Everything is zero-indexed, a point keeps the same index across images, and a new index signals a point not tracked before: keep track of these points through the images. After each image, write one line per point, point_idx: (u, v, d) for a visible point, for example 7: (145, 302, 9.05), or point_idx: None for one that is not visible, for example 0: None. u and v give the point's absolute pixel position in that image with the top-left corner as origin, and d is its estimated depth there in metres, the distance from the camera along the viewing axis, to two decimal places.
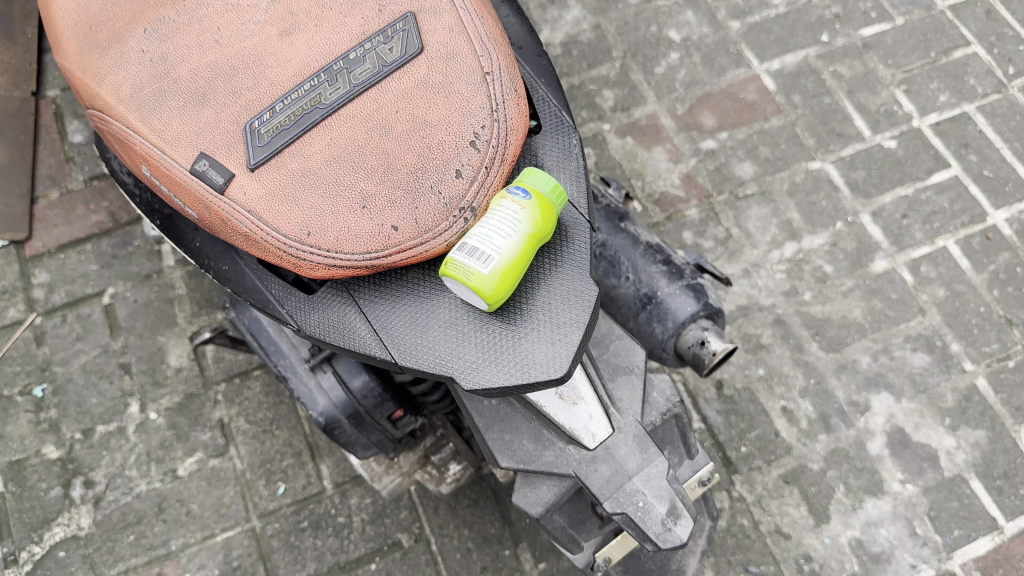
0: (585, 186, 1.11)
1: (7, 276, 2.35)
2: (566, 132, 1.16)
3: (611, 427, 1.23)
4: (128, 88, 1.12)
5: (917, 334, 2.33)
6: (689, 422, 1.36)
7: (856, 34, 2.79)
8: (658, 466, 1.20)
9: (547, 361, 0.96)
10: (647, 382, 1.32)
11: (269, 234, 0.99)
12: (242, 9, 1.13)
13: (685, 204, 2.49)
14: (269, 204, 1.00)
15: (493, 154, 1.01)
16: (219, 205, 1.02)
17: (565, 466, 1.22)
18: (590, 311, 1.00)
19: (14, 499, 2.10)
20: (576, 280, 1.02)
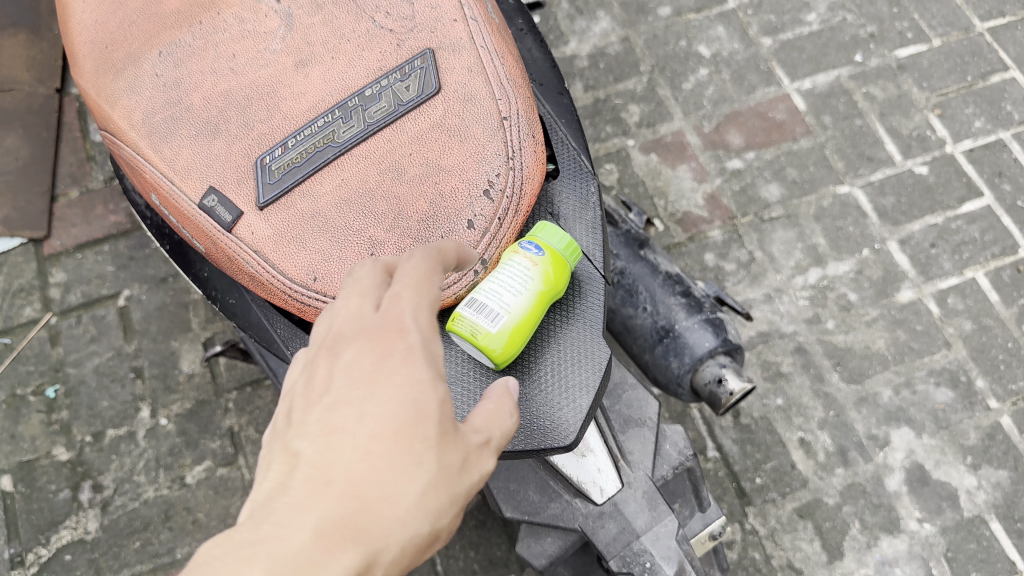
0: (600, 239, 1.12)
1: (24, 273, 2.35)
2: (585, 178, 1.17)
3: (621, 483, 1.28)
4: (140, 113, 1.11)
5: (941, 368, 2.27)
6: (701, 476, 1.42)
7: (891, 55, 2.72)
8: (666, 526, 1.24)
9: (558, 427, 0.99)
10: (660, 434, 1.40)
11: (275, 276, 0.99)
12: (258, 36, 1.12)
13: (708, 224, 2.45)
14: (276, 245, 1.00)
15: (507, 205, 0.99)
16: (226, 242, 1.02)
17: (572, 521, 1.29)
18: (601, 373, 1.03)
19: (22, 500, 2.10)
20: (588, 341, 1.05)
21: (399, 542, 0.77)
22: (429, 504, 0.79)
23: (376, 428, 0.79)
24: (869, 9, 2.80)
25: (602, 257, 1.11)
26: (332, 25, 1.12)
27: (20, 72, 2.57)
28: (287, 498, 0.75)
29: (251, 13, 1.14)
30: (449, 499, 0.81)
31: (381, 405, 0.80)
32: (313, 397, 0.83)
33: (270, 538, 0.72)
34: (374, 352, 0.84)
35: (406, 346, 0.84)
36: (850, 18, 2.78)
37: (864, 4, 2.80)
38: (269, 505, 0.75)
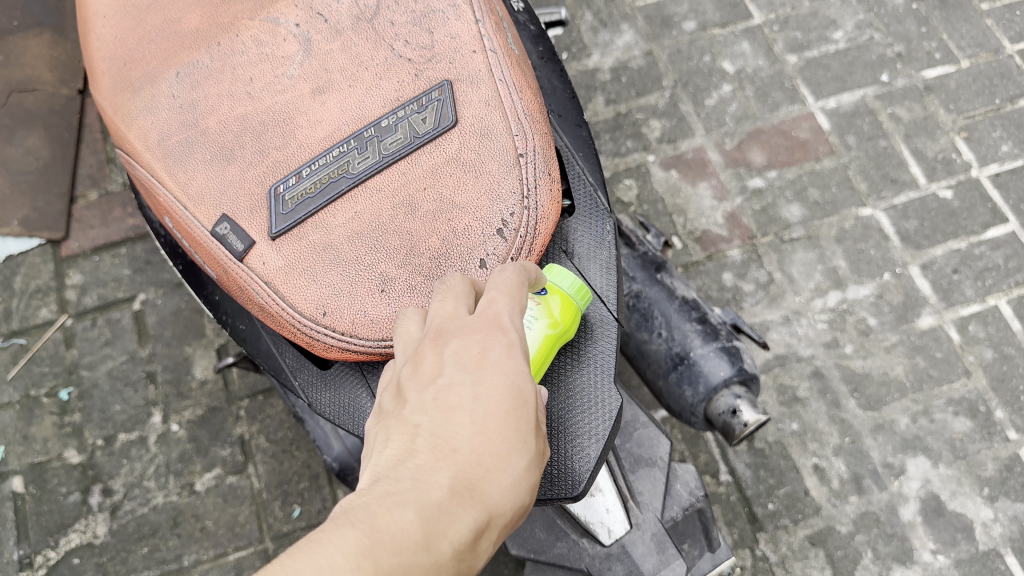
0: (614, 279, 1.11)
1: (42, 274, 2.36)
2: (601, 217, 1.17)
3: (630, 524, 1.26)
4: (155, 135, 1.12)
5: (960, 397, 2.24)
6: (712, 517, 1.42)
7: (918, 75, 2.68)
8: (674, 569, 1.22)
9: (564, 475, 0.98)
10: (672, 474, 1.39)
11: (284, 309, 0.99)
12: (276, 60, 1.11)
13: (727, 243, 2.43)
14: (287, 277, 1.00)
15: (520, 245, 0.98)
16: (237, 271, 1.02)
17: (578, 561, 1.29)
18: (613, 420, 1.02)
19: (33, 502, 2.11)
20: (599, 387, 1.03)
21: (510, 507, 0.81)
22: (533, 475, 0.84)
23: (489, 405, 0.83)
24: (897, 28, 2.76)
25: (615, 298, 1.10)
26: (351, 52, 1.10)
27: (43, 73, 2.58)
28: (415, 463, 0.79)
29: (269, 37, 1.13)
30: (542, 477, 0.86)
31: (483, 390, 0.84)
32: (424, 381, 0.86)
33: (405, 495, 0.75)
34: (477, 341, 0.87)
35: (506, 339, 0.88)
36: (878, 36, 2.75)
37: (892, 23, 2.76)
38: (399, 468, 0.78)
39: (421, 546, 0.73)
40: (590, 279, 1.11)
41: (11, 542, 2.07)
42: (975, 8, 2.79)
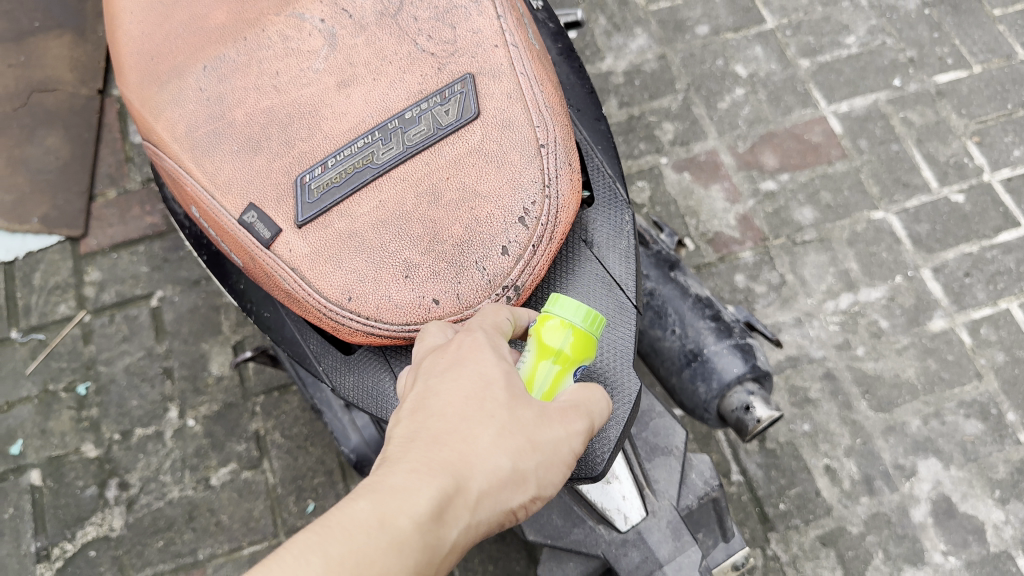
0: (632, 268, 1.14)
1: (60, 271, 2.39)
2: (619, 208, 1.19)
3: (646, 511, 1.29)
4: (183, 127, 1.14)
5: (971, 400, 2.25)
6: (727, 506, 1.42)
7: (930, 80, 2.69)
8: (690, 556, 1.25)
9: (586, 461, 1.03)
10: (687, 464, 1.41)
11: (310, 295, 1.02)
12: (302, 54, 1.14)
13: (740, 245, 2.44)
14: (313, 264, 1.02)
15: (542, 233, 1.01)
16: (264, 258, 1.04)
17: (594, 547, 1.30)
18: (632, 405, 1.06)
19: (50, 495, 2.13)
20: (618, 373, 1.06)
21: (485, 476, 0.85)
22: (512, 444, 0.88)
23: (451, 398, 0.89)
24: (910, 33, 2.77)
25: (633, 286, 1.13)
26: (374, 46, 1.13)
27: (63, 73, 2.62)
28: (382, 463, 0.85)
29: (295, 31, 1.16)
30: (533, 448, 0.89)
31: (446, 386, 0.89)
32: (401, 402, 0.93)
33: (364, 488, 0.80)
34: (443, 352, 0.94)
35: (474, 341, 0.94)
36: (890, 42, 2.76)
37: (904, 28, 2.78)
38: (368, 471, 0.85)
39: (375, 516, 0.78)
40: (609, 268, 1.13)
41: (28, 534, 2.09)
42: (987, 14, 2.81)
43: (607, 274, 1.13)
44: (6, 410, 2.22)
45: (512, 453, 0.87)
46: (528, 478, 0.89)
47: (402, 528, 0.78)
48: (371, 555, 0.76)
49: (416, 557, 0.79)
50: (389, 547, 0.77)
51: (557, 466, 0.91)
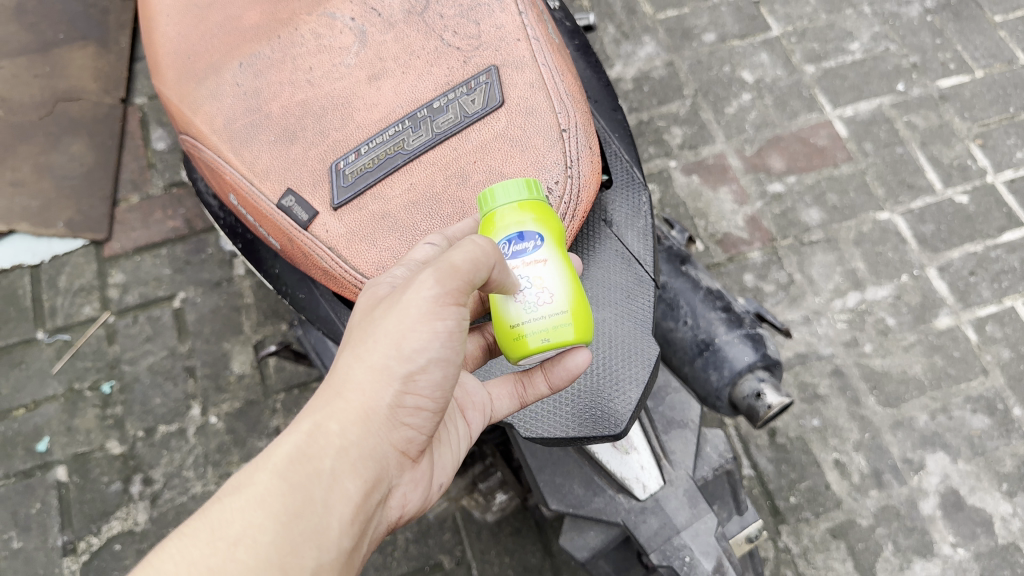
0: (650, 244, 1.21)
1: (85, 273, 2.45)
2: (637, 188, 1.27)
3: (663, 480, 1.34)
4: (221, 120, 1.22)
5: (977, 395, 2.28)
6: (741, 480, 1.46)
7: (934, 85, 2.75)
8: (707, 523, 1.29)
9: (605, 417, 1.08)
10: (703, 437, 1.46)
11: (347, 272, 1.06)
12: (333, 51, 1.22)
13: (748, 245, 2.49)
14: (349, 243, 1.07)
15: (566, 211, 1.05)
16: (302, 239, 1.10)
17: (614, 515, 1.34)
18: (649, 370, 1.11)
19: (76, 491, 2.18)
20: (637, 340, 1.12)
21: (351, 394, 0.97)
22: (369, 352, 0.97)
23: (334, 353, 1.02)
24: (913, 39, 2.83)
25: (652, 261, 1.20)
26: (403, 42, 1.20)
27: (87, 82, 2.69)
28: None
29: (327, 29, 1.24)
30: (392, 338, 0.96)
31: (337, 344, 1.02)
32: None
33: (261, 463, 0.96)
34: None
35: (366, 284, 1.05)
36: (893, 48, 2.82)
37: (907, 35, 2.84)
38: None
39: (233, 482, 0.89)
40: (628, 245, 1.21)
41: (55, 529, 2.13)
42: (988, 21, 2.87)
43: (626, 250, 1.21)
44: (33, 409, 2.28)
45: (372, 358, 0.97)
46: (397, 365, 0.96)
47: (260, 481, 0.90)
48: (231, 515, 0.87)
49: (291, 490, 0.91)
50: (254, 498, 0.89)
51: (430, 338, 0.97)
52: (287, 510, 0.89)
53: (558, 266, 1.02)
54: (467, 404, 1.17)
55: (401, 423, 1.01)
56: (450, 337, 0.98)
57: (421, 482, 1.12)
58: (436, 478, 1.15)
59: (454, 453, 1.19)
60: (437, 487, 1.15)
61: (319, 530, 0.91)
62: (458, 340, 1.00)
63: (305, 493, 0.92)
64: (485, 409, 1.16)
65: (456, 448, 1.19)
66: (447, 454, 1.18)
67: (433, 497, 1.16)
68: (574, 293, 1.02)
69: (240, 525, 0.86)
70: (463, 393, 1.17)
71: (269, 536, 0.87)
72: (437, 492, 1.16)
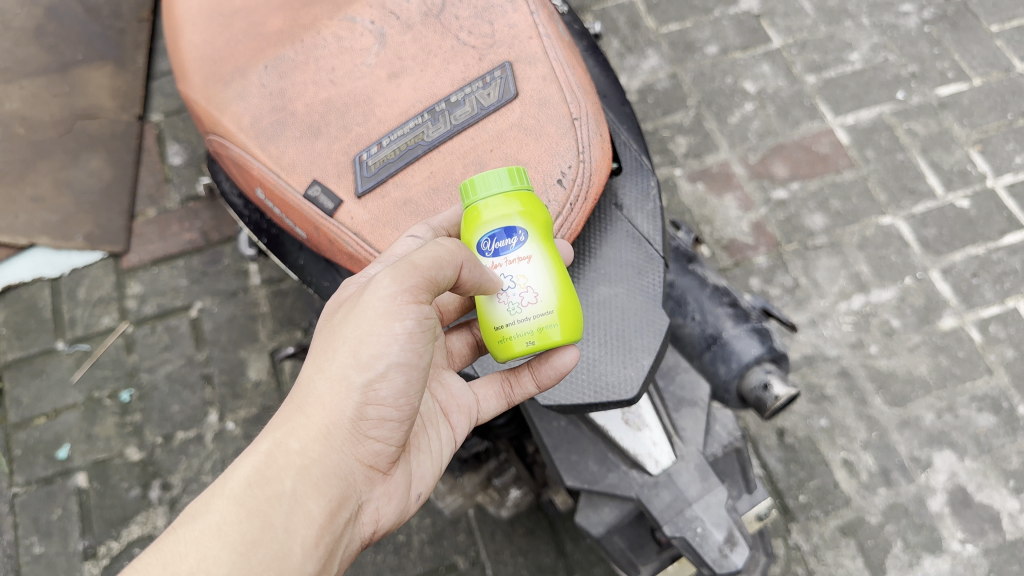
0: (660, 225, 1.29)
1: (104, 285, 2.51)
2: (646, 174, 1.35)
3: (674, 456, 1.43)
4: (248, 119, 1.30)
5: (983, 394, 2.30)
6: (750, 459, 1.55)
7: (932, 93, 2.80)
8: (717, 496, 1.37)
9: (619, 384, 1.16)
10: (712, 416, 1.55)
11: (372, 254, 1.16)
12: (355, 52, 1.31)
13: (754, 250, 2.53)
14: (373, 228, 1.17)
15: (577, 193, 1.14)
16: (329, 226, 1.20)
17: (628, 489, 1.42)
18: (661, 339, 1.18)
19: (96, 496, 2.21)
20: (649, 313, 1.20)
21: (312, 410, 1.07)
22: (329, 366, 1.07)
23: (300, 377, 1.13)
24: (911, 49, 2.89)
25: (661, 241, 1.27)
26: (420, 43, 1.29)
27: (105, 101, 2.76)
28: None
29: (348, 32, 1.33)
30: (349, 350, 1.06)
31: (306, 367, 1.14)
32: None
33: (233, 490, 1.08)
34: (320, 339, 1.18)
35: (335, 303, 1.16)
36: (892, 58, 2.88)
37: (905, 45, 2.90)
38: None
39: (190, 511, 1.00)
40: (638, 226, 1.28)
41: (75, 534, 2.17)
42: (985, 31, 2.92)
43: (636, 231, 1.28)
44: (53, 417, 2.32)
45: (331, 372, 1.07)
46: (355, 377, 1.06)
47: (217, 509, 1.00)
48: (187, 545, 0.97)
49: (249, 515, 1.00)
50: (210, 526, 0.99)
51: (387, 345, 1.06)
52: (247, 532, 0.99)
53: (544, 264, 1.09)
54: (451, 408, 1.32)
55: (365, 434, 1.10)
56: (409, 341, 1.07)
57: (398, 494, 1.22)
58: (414, 487, 1.26)
59: (434, 460, 1.30)
60: (416, 497, 1.26)
61: (280, 548, 1.01)
62: (419, 347, 1.09)
63: (265, 514, 1.01)
64: (469, 412, 1.32)
65: (438, 453, 1.31)
66: (427, 461, 1.29)
67: (413, 508, 1.26)
68: (561, 289, 1.09)
69: (198, 551, 0.97)
70: (450, 398, 1.32)
71: (224, 565, 0.96)
72: (417, 501, 1.26)
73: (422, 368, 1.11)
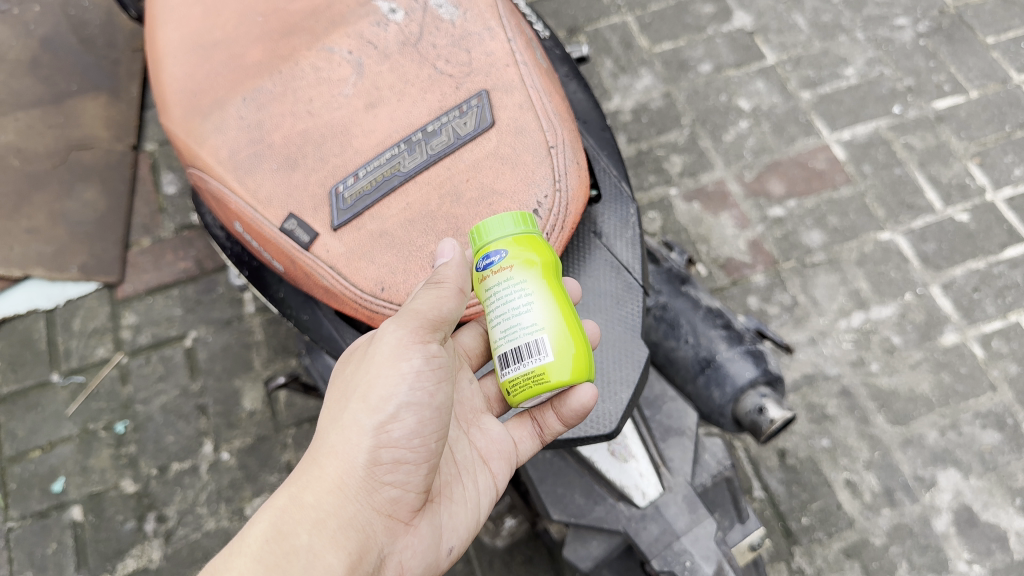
0: (639, 252, 1.32)
1: (98, 315, 2.50)
2: (625, 202, 1.38)
3: (662, 486, 1.42)
4: (225, 152, 1.34)
5: (987, 411, 2.24)
6: (740, 487, 1.55)
7: (929, 106, 2.78)
8: (706, 528, 1.37)
9: (599, 417, 1.19)
10: (701, 445, 1.55)
11: (348, 287, 1.20)
12: (332, 82, 1.34)
13: (751, 269, 2.50)
14: (348, 261, 1.21)
15: (554, 222, 1.18)
16: (305, 259, 1.24)
17: (616, 522, 1.41)
18: (641, 370, 1.21)
19: (91, 529, 2.19)
20: (629, 344, 1.23)
21: (325, 459, 1.07)
22: (344, 414, 1.11)
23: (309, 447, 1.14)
24: (906, 63, 2.87)
25: (640, 269, 1.30)
26: (398, 72, 1.33)
27: (99, 130, 2.76)
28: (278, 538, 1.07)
29: (326, 62, 1.36)
30: (359, 397, 1.11)
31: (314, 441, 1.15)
32: None
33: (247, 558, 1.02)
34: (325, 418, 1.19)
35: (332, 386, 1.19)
36: (888, 72, 2.86)
37: (900, 59, 2.88)
38: None
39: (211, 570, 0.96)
40: (617, 254, 1.32)
41: (70, 568, 2.15)
42: (981, 43, 2.91)
43: (615, 259, 1.31)
44: (48, 450, 2.31)
45: (345, 419, 1.10)
46: (367, 419, 1.09)
47: (237, 565, 0.96)
48: None
49: (270, 569, 0.96)
50: None
51: (396, 384, 1.10)
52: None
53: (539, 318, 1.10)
54: (491, 454, 1.28)
55: (382, 481, 1.09)
56: (418, 378, 1.11)
57: (427, 549, 1.16)
58: (444, 541, 1.20)
59: (470, 509, 1.25)
60: (448, 552, 1.20)
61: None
62: (433, 396, 1.13)
63: (285, 567, 0.96)
64: (510, 457, 1.28)
65: (475, 503, 1.26)
66: (462, 513, 1.24)
67: (444, 564, 1.19)
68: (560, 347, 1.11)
69: None
70: (490, 443, 1.28)
71: None
72: (447, 558, 1.20)
73: (434, 412, 1.13)
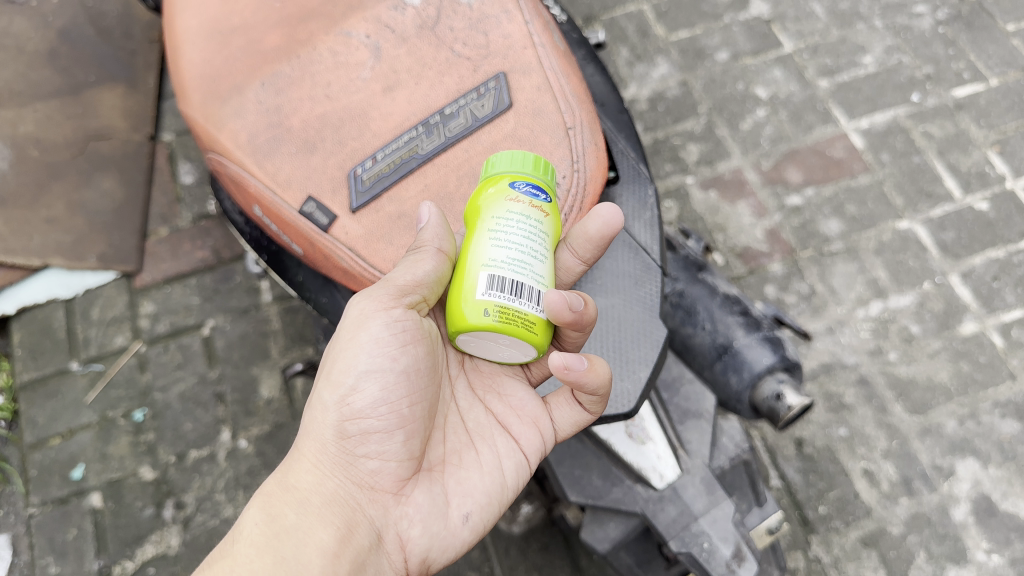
0: (657, 235, 1.33)
1: (117, 304, 2.52)
2: (643, 184, 1.39)
3: (680, 469, 1.42)
4: (244, 136, 1.34)
5: (1006, 400, 2.22)
6: (758, 471, 1.56)
7: (948, 94, 2.75)
8: (723, 509, 1.37)
9: (618, 396, 1.20)
10: (719, 429, 1.54)
11: (365, 268, 1.21)
12: (350, 66, 1.35)
13: (768, 258, 2.49)
14: (367, 242, 1.22)
15: (571, 203, 1.20)
16: (324, 241, 1.24)
17: (634, 504, 1.42)
18: (659, 350, 1.22)
19: (110, 516, 2.21)
20: (648, 326, 1.24)
21: (307, 442, 1.16)
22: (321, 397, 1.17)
23: None
24: (925, 51, 2.85)
25: (658, 250, 1.31)
26: (415, 55, 1.34)
27: (117, 121, 2.77)
28: None
29: (344, 47, 1.37)
30: (328, 378, 1.17)
31: None
32: None
33: None
34: None
35: None
36: (906, 60, 2.83)
37: (919, 46, 2.86)
38: None
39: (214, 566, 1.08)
40: (635, 235, 1.33)
41: (90, 554, 2.17)
42: (1000, 30, 2.88)
43: (633, 240, 1.32)
44: (68, 437, 2.32)
45: (322, 402, 1.17)
46: (333, 398, 1.16)
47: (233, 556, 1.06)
48: None
49: (261, 552, 1.05)
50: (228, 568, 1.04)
51: (356, 355, 1.15)
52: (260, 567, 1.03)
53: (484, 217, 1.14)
54: (511, 419, 1.27)
55: (357, 455, 1.16)
56: (388, 350, 1.15)
57: (429, 517, 1.17)
58: (456, 509, 1.19)
59: (491, 476, 1.23)
60: (463, 521, 1.19)
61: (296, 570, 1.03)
62: (403, 359, 1.16)
63: (274, 549, 1.05)
64: (536, 423, 1.27)
65: (496, 468, 1.24)
66: (477, 480, 1.22)
67: (462, 534, 1.19)
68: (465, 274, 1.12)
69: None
70: (509, 409, 1.27)
71: None
72: (465, 526, 1.19)
73: (412, 385, 1.17)
